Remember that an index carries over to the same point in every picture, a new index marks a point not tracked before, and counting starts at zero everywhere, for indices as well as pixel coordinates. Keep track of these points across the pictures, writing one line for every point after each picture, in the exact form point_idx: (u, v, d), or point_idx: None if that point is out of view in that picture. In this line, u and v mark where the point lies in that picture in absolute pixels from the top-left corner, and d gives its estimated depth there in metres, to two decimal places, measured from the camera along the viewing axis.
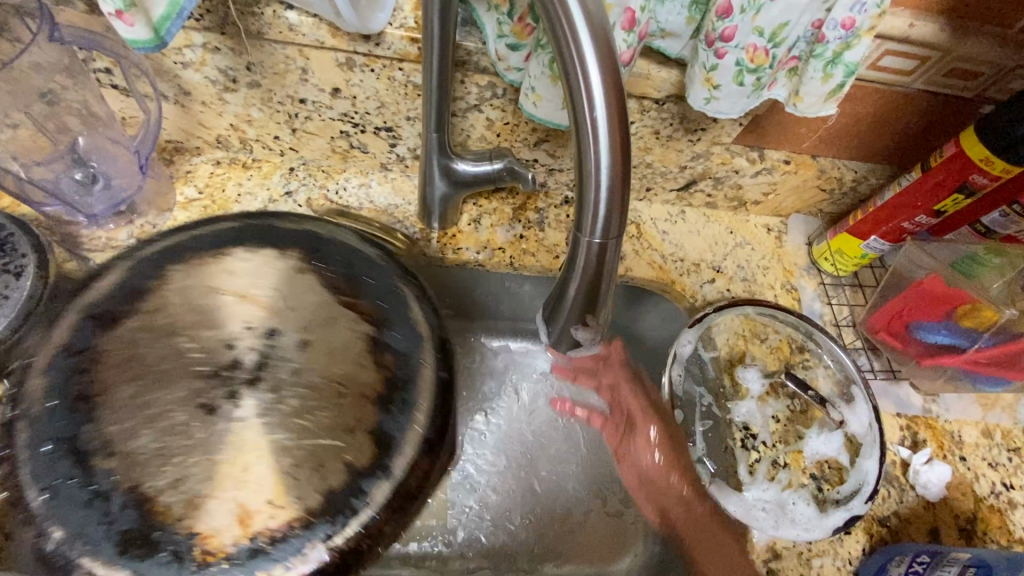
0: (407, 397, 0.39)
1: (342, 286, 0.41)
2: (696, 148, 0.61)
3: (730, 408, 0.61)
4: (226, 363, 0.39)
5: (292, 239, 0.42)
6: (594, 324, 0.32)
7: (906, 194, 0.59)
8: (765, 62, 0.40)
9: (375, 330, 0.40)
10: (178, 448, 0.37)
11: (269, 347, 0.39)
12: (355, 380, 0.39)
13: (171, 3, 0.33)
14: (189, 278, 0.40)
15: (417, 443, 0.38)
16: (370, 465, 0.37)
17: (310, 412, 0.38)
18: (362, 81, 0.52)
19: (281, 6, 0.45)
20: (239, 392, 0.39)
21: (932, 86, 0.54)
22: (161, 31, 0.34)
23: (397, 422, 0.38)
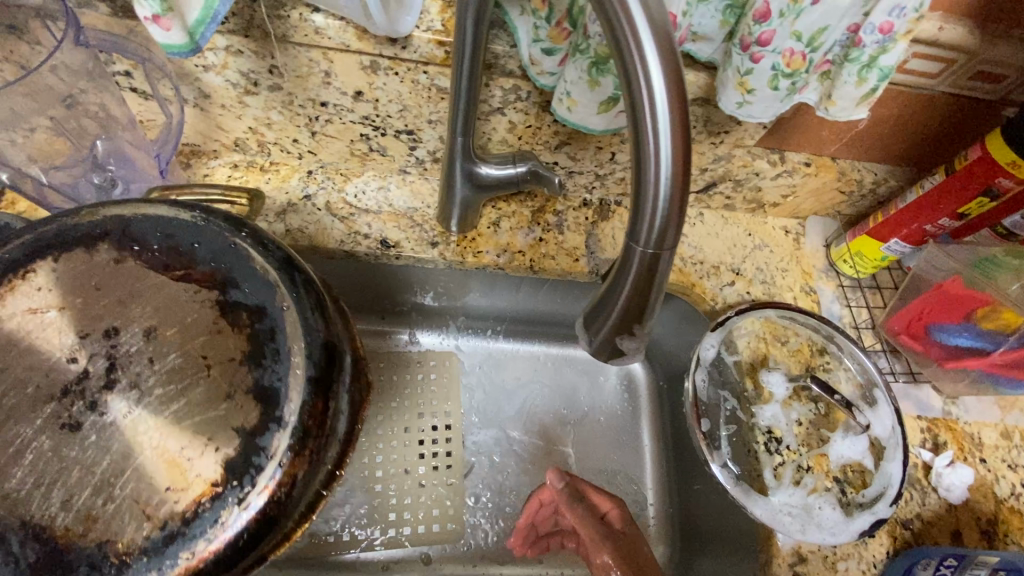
0: (278, 363, 0.35)
1: (177, 264, 0.37)
2: (718, 150, 0.61)
3: (755, 412, 0.61)
4: (75, 378, 0.34)
5: (150, 230, 0.38)
6: (640, 334, 0.32)
7: (930, 197, 0.59)
8: (802, 66, 0.40)
9: (219, 294, 0.36)
10: (56, 470, 0.33)
11: (129, 345, 0.35)
12: (220, 347, 0.35)
13: (205, 7, 0.32)
14: (60, 264, 0.36)
15: (304, 386, 0.34)
16: (258, 426, 0.34)
17: (178, 394, 0.34)
18: (386, 84, 0.51)
19: (307, 9, 0.44)
20: (106, 398, 0.34)
21: (956, 89, 0.54)
22: (195, 35, 0.33)
23: (275, 372, 0.35)
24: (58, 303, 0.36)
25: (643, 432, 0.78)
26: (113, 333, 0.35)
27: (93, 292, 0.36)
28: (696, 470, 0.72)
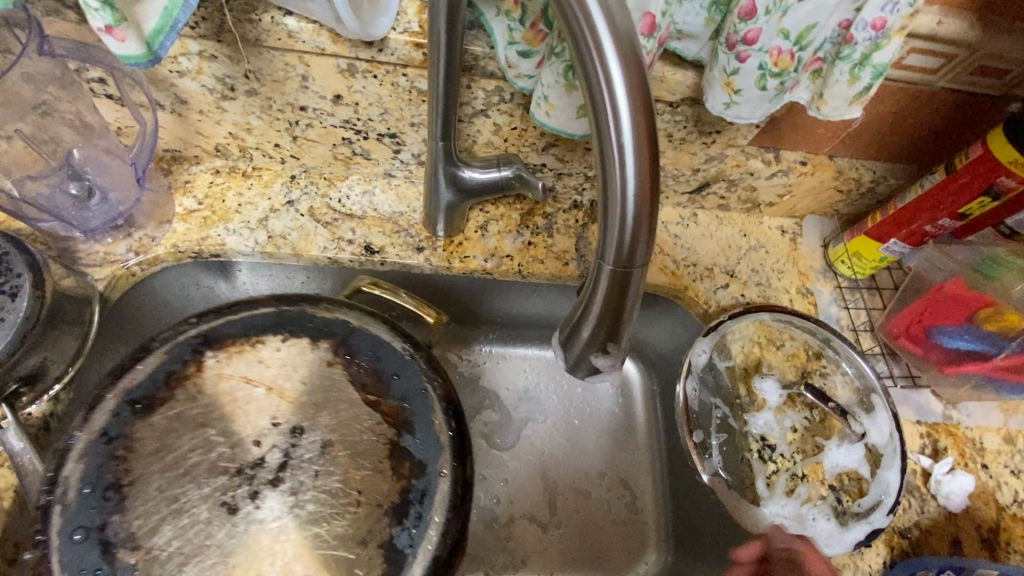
0: (416, 526, 0.36)
1: (373, 387, 0.41)
2: (711, 150, 0.59)
3: (747, 419, 0.60)
4: (251, 462, 0.37)
5: (367, 345, 0.42)
6: (615, 351, 0.31)
7: (930, 196, 0.57)
8: (790, 66, 0.38)
9: (395, 435, 0.39)
10: (197, 546, 0.35)
11: (304, 450, 0.38)
12: (373, 488, 0.37)
13: (164, 15, 0.31)
14: (288, 344, 0.42)
15: (428, 562, 0.36)
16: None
17: (326, 518, 0.36)
18: (365, 87, 0.50)
19: (280, 12, 0.43)
20: (267, 492, 0.36)
21: (956, 84, 0.52)
22: (153, 45, 0.32)
23: (409, 538, 0.36)
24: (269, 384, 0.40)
25: (637, 437, 0.77)
26: (298, 430, 0.38)
27: (264, 395, 0.39)
28: (689, 476, 0.70)
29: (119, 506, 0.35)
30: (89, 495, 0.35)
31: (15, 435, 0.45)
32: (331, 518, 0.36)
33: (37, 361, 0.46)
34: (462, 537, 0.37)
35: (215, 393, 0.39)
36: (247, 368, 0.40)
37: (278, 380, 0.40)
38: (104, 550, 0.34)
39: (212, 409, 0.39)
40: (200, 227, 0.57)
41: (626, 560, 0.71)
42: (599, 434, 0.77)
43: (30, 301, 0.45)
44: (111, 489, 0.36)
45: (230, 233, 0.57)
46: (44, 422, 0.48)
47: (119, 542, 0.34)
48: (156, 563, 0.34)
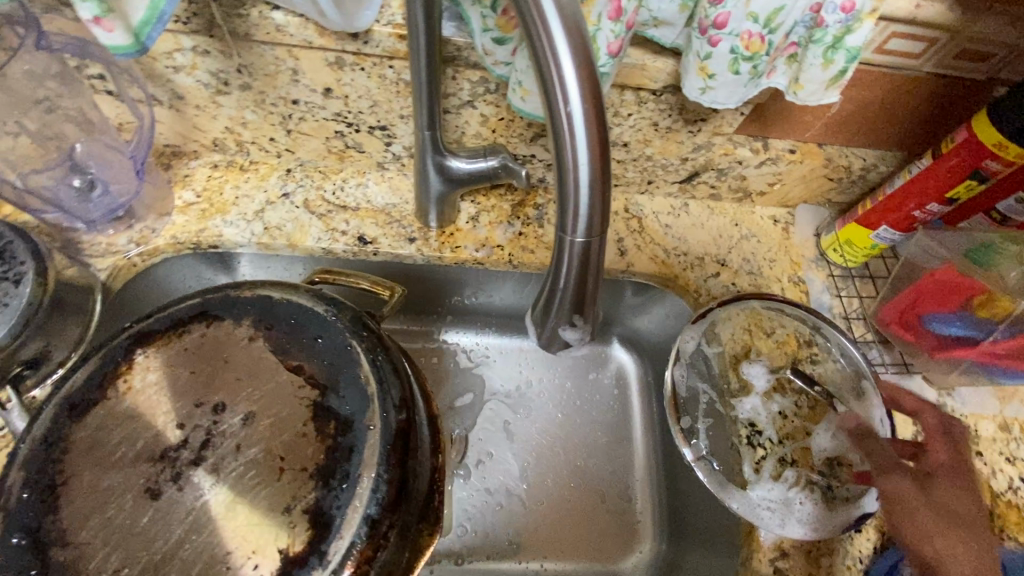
0: (345, 487, 0.35)
1: (295, 353, 0.40)
2: (697, 139, 0.60)
3: (734, 404, 0.60)
4: (174, 443, 0.38)
5: (288, 316, 0.42)
6: (582, 324, 0.31)
7: (917, 181, 0.57)
8: (761, 49, 0.39)
9: (319, 396, 0.39)
10: (120, 537, 0.35)
11: (227, 425, 0.38)
12: (297, 453, 0.37)
13: (149, 7, 0.33)
14: (210, 330, 0.42)
15: (362, 524, 0.34)
16: (305, 552, 0.34)
17: (251, 490, 0.36)
18: (354, 80, 0.51)
19: (267, 6, 0.45)
20: (190, 473, 0.37)
21: (941, 68, 0.52)
22: (141, 35, 0.34)
23: (336, 498, 0.35)
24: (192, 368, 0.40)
25: (633, 427, 0.78)
26: (220, 408, 0.39)
27: (189, 378, 0.40)
28: (684, 465, 0.71)
29: (53, 506, 0.36)
30: (27, 499, 0.36)
31: (18, 416, 0.46)
32: (255, 487, 0.36)
33: (41, 344, 0.49)
34: (403, 498, 0.36)
35: (141, 389, 0.40)
36: (172, 356, 0.41)
37: (196, 366, 0.40)
38: (38, 551, 0.35)
39: (137, 406, 0.39)
40: (199, 219, 0.59)
41: (620, 550, 0.71)
42: (594, 428, 0.78)
43: (33, 286, 0.47)
44: (48, 490, 0.37)
45: (227, 225, 0.59)
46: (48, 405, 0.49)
47: (51, 540, 0.35)
48: (84, 558, 0.35)
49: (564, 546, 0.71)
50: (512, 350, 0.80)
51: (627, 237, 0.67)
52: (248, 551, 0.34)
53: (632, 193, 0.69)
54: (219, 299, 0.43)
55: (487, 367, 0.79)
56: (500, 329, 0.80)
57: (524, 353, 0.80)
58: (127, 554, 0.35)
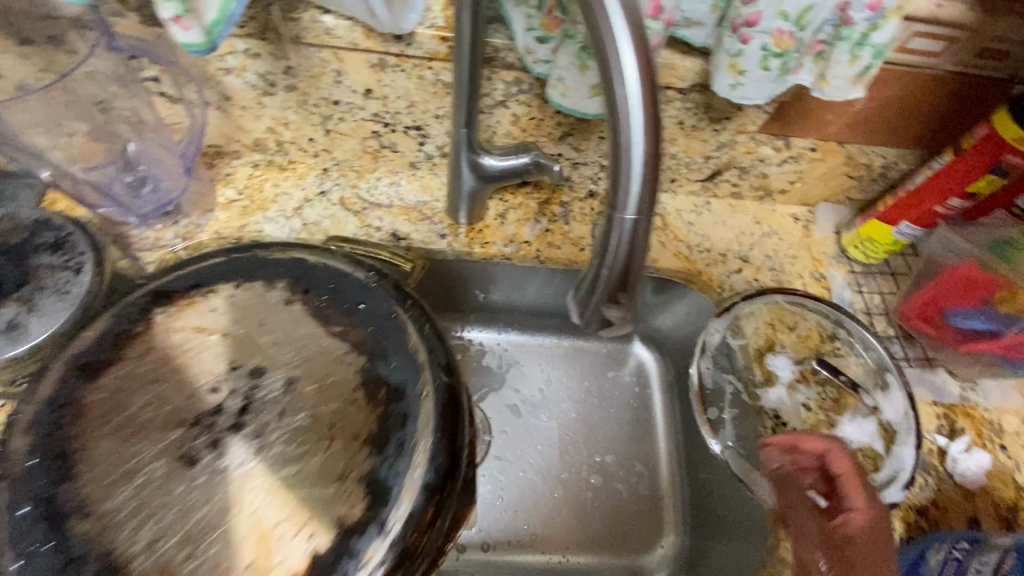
0: (401, 455, 0.36)
1: (339, 320, 0.41)
2: (721, 137, 0.62)
3: (760, 395, 0.61)
4: (210, 408, 0.38)
5: (327, 281, 0.43)
6: (626, 302, 0.34)
7: (939, 177, 0.59)
8: (791, 46, 0.40)
9: (367, 362, 0.40)
10: (157, 503, 0.35)
11: (267, 390, 0.38)
12: (348, 421, 0.38)
13: (222, 9, 0.35)
14: (240, 291, 0.42)
15: (419, 492, 0.36)
16: (364, 518, 0.35)
17: (300, 458, 0.36)
18: (394, 81, 0.54)
19: (318, 10, 0.48)
20: (228, 438, 0.36)
21: (961, 67, 0.54)
22: (213, 35, 0.36)
23: (392, 467, 0.36)
24: (223, 328, 0.41)
25: (656, 424, 0.79)
26: (258, 376, 0.39)
27: (220, 340, 0.40)
28: (707, 460, 0.72)
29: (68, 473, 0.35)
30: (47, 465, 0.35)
31: None
32: (303, 455, 0.36)
33: None
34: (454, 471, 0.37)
35: (165, 348, 0.40)
36: (200, 318, 0.41)
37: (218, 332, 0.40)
38: (53, 523, 0.34)
39: (164, 365, 0.39)
40: (241, 215, 0.61)
41: (644, 544, 0.72)
42: (617, 424, 0.79)
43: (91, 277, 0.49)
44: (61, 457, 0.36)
45: (268, 221, 0.61)
46: None
47: (70, 510, 0.34)
48: (111, 528, 0.34)
49: (588, 540, 0.72)
50: (534, 347, 0.82)
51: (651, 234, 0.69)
52: (299, 522, 0.35)
53: None
54: (246, 263, 0.44)
55: (511, 364, 0.81)
56: (525, 327, 0.82)
57: (547, 350, 0.82)
58: (165, 523, 0.34)
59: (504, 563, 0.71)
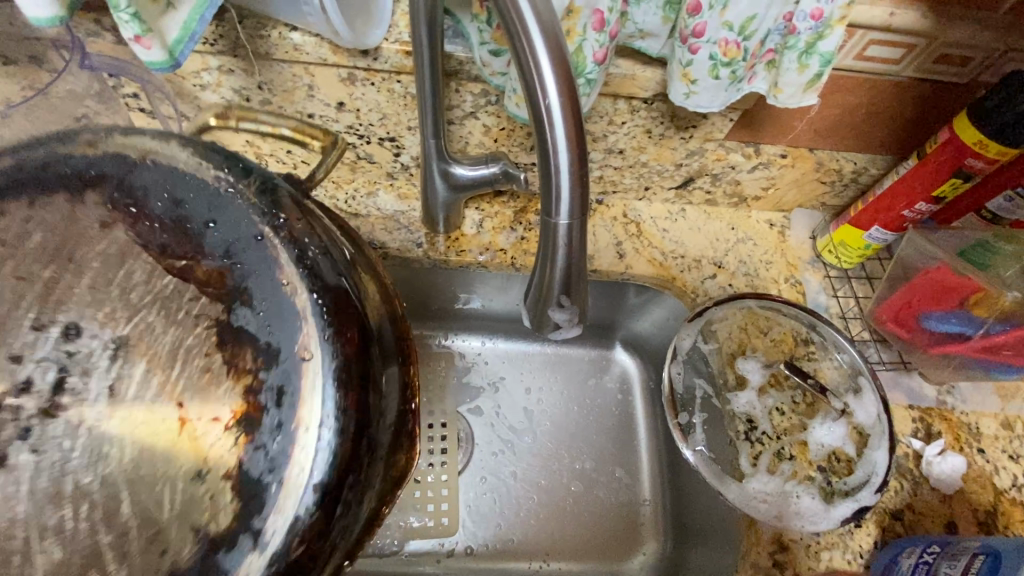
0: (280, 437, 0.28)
1: (179, 249, 0.31)
2: (689, 145, 0.63)
3: (730, 399, 0.62)
4: (20, 382, 0.29)
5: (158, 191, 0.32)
6: (570, 306, 0.34)
7: (905, 180, 0.59)
8: (738, 55, 0.41)
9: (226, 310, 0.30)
10: None
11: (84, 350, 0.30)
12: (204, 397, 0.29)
13: (183, 28, 0.39)
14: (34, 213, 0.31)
15: (307, 493, 0.27)
16: (233, 528, 0.27)
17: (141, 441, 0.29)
18: (365, 94, 0.55)
19: (286, 28, 0.49)
20: (44, 424, 0.29)
21: (922, 73, 0.55)
22: (175, 52, 0.40)
23: (266, 459, 0.28)
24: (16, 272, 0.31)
25: (638, 431, 0.79)
26: (74, 331, 0.30)
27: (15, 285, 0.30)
28: (687, 467, 0.72)
29: None
30: None
31: None
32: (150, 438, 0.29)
33: None
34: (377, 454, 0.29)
35: None
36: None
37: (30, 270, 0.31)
38: None
39: None
40: None
41: (624, 551, 0.72)
42: (598, 431, 0.79)
43: None
44: None
45: None
46: None
47: None
48: None
49: (567, 547, 0.72)
50: (516, 354, 0.83)
51: (626, 241, 0.70)
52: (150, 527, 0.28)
53: (630, 200, 0.72)
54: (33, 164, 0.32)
55: (493, 371, 0.81)
56: (507, 335, 0.82)
57: (529, 357, 0.83)
58: None
59: (482, 570, 0.71)
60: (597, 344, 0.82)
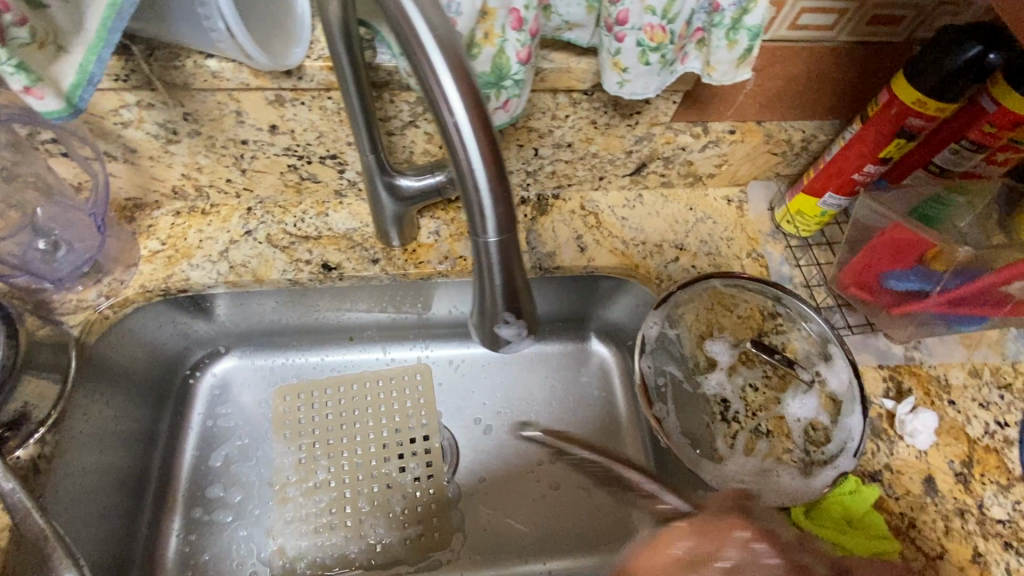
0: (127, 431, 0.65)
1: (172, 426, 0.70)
2: (637, 131, 0.62)
3: (702, 382, 0.63)
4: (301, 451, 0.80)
5: None
6: (519, 320, 0.33)
7: (852, 146, 0.59)
8: (665, 39, 0.40)
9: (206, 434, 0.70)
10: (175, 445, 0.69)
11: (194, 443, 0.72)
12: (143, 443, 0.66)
13: (101, 25, 0.36)
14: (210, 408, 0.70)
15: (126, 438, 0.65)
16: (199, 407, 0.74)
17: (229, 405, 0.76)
18: (297, 114, 0.54)
19: (201, 56, 0.47)
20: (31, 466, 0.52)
21: (857, 36, 0.55)
22: (88, 63, 0.36)
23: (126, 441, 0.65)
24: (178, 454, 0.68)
25: (620, 420, 0.79)
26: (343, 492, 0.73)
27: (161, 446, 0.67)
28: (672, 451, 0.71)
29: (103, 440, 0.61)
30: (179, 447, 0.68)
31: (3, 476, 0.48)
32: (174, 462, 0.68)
33: (19, 405, 0.52)
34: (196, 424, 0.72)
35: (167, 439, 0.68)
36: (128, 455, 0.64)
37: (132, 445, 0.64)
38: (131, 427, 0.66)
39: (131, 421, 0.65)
40: (165, 265, 0.61)
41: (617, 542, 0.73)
42: (582, 424, 0.79)
43: (4, 349, 0.51)
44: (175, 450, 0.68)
45: (194, 268, 0.61)
46: (32, 463, 0.51)
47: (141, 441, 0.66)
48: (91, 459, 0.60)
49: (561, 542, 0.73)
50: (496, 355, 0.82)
51: (586, 234, 0.69)
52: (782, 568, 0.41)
53: (586, 191, 0.71)
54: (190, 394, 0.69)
55: (476, 375, 0.81)
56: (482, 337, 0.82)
57: (507, 355, 0.82)
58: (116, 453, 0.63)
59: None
60: (573, 337, 0.83)
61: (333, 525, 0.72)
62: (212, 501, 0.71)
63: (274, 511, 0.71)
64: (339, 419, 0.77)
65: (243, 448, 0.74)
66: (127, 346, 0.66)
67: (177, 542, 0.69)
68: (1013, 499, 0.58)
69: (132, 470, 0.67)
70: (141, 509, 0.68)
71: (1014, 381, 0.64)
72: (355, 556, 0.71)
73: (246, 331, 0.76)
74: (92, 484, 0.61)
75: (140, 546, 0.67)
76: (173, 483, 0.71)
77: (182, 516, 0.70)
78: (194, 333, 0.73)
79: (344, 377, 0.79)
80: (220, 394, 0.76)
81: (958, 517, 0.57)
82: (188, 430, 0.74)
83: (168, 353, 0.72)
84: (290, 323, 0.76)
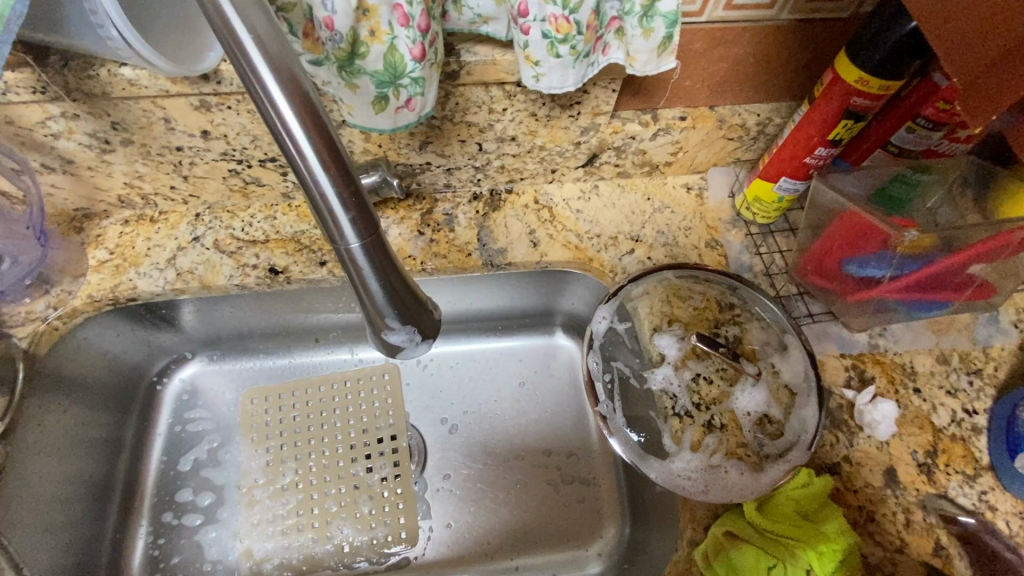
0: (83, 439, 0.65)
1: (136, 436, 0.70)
2: (581, 122, 0.60)
3: (649, 377, 0.61)
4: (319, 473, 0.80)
5: None
6: (401, 322, 0.36)
7: (801, 129, 0.57)
8: (572, 29, 0.39)
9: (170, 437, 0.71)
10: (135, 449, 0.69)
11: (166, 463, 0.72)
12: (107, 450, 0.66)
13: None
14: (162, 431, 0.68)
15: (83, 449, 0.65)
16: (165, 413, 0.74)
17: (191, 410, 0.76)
18: (225, 119, 0.53)
19: (114, 64, 0.46)
20: None
21: (801, 13, 0.52)
22: None
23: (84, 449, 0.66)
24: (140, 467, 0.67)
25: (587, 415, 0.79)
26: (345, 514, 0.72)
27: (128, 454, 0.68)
28: None
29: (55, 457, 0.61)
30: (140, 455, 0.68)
31: None
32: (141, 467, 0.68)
33: None
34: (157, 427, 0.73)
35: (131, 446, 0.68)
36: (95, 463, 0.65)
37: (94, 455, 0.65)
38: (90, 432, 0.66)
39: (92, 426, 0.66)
40: (112, 275, 0.62)
41: (583, 537, 0.72)
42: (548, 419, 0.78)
43: None
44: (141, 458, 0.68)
45: (141, 276, 0.62)
46: None
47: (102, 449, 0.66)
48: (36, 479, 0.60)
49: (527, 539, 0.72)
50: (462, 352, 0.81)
51: (538, 228, 0.68)
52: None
53: (540, 184, 0.70)
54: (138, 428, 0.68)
55: (441, 373, 0.80)
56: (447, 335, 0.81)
57: (473, 351, 0.81)
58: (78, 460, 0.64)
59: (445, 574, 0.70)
60: (539, 331, 0.82)
61: (299, 526, 0.72)
62: (181, 505, 0.72)
63: (241, 514, 0.72)
64: (304, 421, 0.77)
65: (210, 451, 0.75)
66: (85, 356, 0.66)
67: (145, 545, 0.70)
68: (979, 489, 0.56)
69: (96, 477, 0.68)
70: (107, 514, 0.69)
71: (985, 366, 0.62)
72: (322, 556, 0.71)
73: (210, 338, 0.77)
74: (50, 492, 0.62)
75: (107, 550, 0.68)
76: (141, 488, 0.72)
77: (149, 520, 0.71)
78: (157, 342, 0.73)
79: (308, 380, 0.79)
80: (188, 399, 0.76)
81: (920, 510, 0.55)
82: (155, 434, 0.74)
83: (134, 360, 0.72)
84: (251, 327, 0.76)
